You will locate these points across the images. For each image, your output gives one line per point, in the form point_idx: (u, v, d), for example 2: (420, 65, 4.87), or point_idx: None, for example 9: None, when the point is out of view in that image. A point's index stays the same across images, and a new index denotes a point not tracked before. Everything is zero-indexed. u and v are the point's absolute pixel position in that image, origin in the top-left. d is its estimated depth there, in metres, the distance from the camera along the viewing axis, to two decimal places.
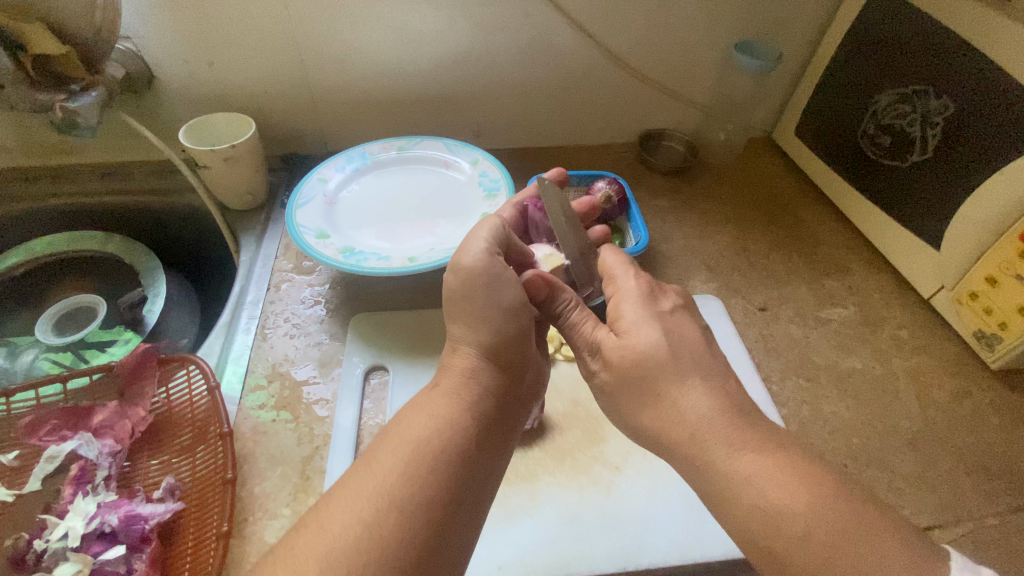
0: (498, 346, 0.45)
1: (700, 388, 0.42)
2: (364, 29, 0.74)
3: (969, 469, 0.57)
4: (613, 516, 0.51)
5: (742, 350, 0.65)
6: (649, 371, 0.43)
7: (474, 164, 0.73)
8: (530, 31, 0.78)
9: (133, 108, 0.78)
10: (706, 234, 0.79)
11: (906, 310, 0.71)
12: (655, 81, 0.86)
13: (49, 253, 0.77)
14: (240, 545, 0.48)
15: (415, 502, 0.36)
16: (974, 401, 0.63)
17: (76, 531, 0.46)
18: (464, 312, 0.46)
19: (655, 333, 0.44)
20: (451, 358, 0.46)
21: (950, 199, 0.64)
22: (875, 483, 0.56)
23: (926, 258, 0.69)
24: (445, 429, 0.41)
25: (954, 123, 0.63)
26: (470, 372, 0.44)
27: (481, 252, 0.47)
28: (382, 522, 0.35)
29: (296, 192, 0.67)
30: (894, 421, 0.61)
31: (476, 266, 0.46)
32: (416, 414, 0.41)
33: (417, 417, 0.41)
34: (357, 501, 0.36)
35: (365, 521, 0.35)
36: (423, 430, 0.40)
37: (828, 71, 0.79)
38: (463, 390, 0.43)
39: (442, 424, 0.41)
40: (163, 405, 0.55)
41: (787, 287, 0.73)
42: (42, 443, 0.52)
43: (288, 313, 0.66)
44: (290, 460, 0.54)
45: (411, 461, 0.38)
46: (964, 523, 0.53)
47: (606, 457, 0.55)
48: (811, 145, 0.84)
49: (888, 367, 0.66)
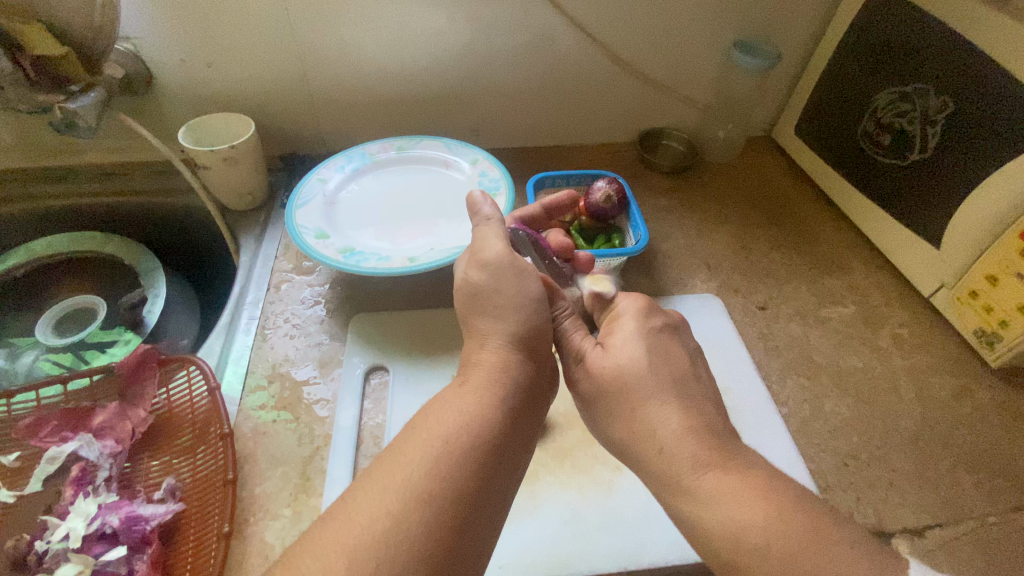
0: (519, 339, 0.45)
1: (681, 398, 0.42)
2: (364, 29, 0.74)
3: (970, 468, 0.57)
4: (612, 516, 0.51)
5: (742, 349, 0.65)
6: (636, 382, 0.43)
7: (474, 164, 0.73)
8: (530, 31, 0.78)
9: (132, 107, 0.78)
10: (706, 233, 0.79)
11: (907, 309, 0.72)
12: (655, 80, 0.86)
13: (48, 254, 0.76)
14: (241, 546, 0.48)
15: (436, 498, 0.35)
16: (974, 399, 0.63)
17: (77, 532, 0.45)
18: (488, 307, 0.46)
19: (637, 350, 0.45)
20: (479, 354, 0.44)
21: (950, 198, 0.64)
22: (875, 482, 0.56)
23: (927, 256, 0.69)
24: (468, 428, 0.39)
25: (954, 121, 0.63)
26: (501, 366, 0.43)
27: (502, 247, 0.48)
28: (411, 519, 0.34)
29: (295, 193, 0.67)
30: (894, 420, 0.61)
31: (497, 258, 0.47)
32: (442, 409, 0.40)
33: (444, 411, 0.40)
34: (385, 493, 0.35)
35: (392, 516, 0.34)
36: (452, 424, 0.38)
37: (828, 69, 0.79)
38: (487, 385, 0.42)
39: (471, 418, 0.39)
40: (164, 405, 0.55)
41: (788, 285, 0.73)
42: (42, 444, 0.52)
43: (288, 314, 0.66)
44: (291, 461, 0.54)
45: (433, 460, 0.36)
46: (964, 522, 0.53)
47: (606, 457, 0.55)
48: (810, 143, 0.84)
49: (888, 366, 0.66)
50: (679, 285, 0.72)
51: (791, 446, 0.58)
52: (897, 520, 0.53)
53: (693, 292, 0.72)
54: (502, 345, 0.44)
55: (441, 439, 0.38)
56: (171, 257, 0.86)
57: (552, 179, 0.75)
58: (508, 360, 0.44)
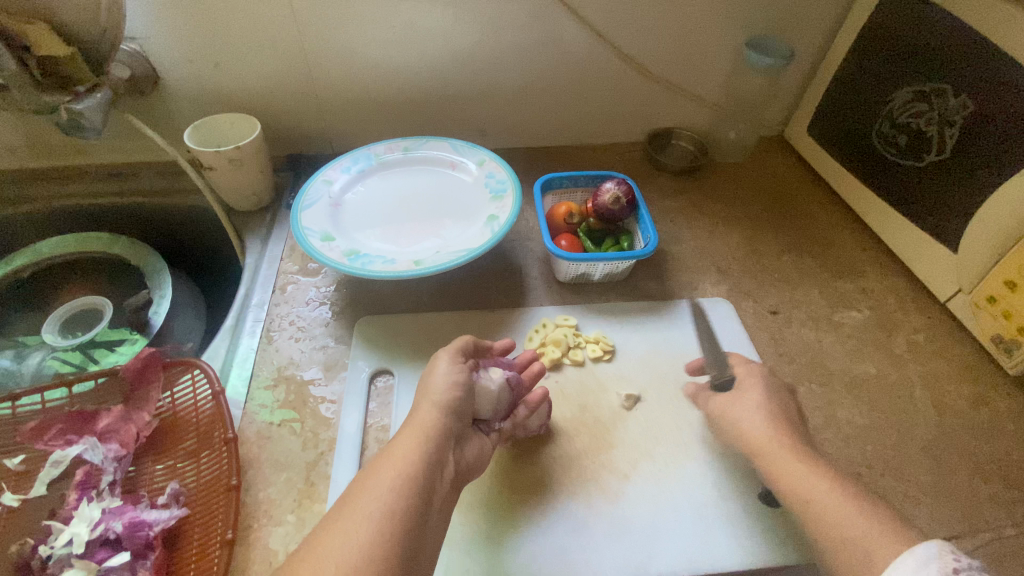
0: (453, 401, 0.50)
1: None
2: (369, 28, 0.73)
3: (987, 478, 0.56)
4: (619, 525, 0.50)
5: (753, 355, 0.64)
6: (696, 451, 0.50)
7: (481, 165, 0.72)
8: (538, 30, 0.77)
9: (138, 108, 0.77)
10: (716, 236, 0.78)
11: (922, 314, 0.70)
12: (665, 80, 0.84)
13: (55, 255, 0.76)
14: (244, 551, 0.48)
15: (397, 537, 0.40)
16: (991, 408, 0.61)
17: (81, 538, 0.45)
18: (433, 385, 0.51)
19: None
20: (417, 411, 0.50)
21: (968, 200, 0.63)
22: (889, 492, 0.55)
23: (944, 260, 0.67)
24: (411, 472, 0.44)
25: (972, 121, 0.61)
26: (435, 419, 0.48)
27: (448, 361, 0.53)
28: (379, 554, 0.39)
29: (301, 195, 0.66)
30: (909, 428, 0.59)
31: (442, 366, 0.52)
32: (389, 457, 0.45)
33: (390, 459, 0.45)
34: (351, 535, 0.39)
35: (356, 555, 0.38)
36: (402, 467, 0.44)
37: (842, 68, 0.77)
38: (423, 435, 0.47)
39: (410, 466, 0.44)
40: (168, 409, 0.55)
41: (800, 289, 0.72)
42: (48, 447, 0.52)
43: (293, 316, 0.66)
44: (295, 466, 0.53)
45: (388, 500, 0.42)
46: (980, 534, 0.52)
47: (615, 465, 0.54)
48: (824, 144, 0.83)
49: (904, 373, 0.64)
50: (688, 289, 0.71)
51: None
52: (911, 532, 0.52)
53: (703, 296, 0.70)
54: (437, 400, 0.50)
55: (398, 481, 0.43)
56: (177, 258, 0.86)
57: (559, 180, 0.74)
58: (443, 413, 0.49)
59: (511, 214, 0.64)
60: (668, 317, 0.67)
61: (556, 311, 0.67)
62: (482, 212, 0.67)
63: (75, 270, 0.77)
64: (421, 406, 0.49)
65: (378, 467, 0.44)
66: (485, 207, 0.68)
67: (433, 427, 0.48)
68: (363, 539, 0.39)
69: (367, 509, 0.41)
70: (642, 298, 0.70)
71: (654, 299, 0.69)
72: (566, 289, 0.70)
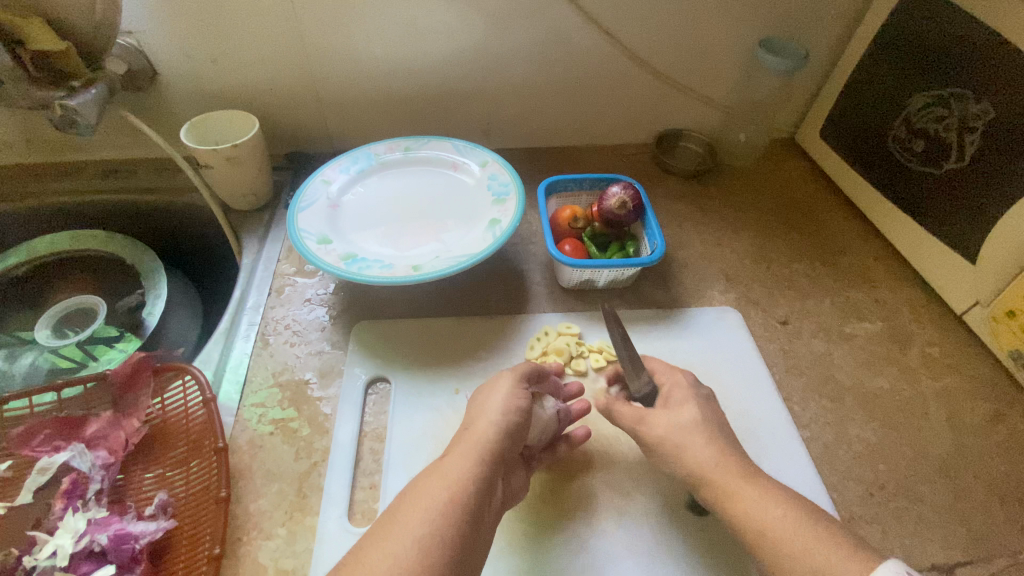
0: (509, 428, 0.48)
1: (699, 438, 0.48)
2: (370, 24, 0.72)
3: (1004, 500, 0.54)
4: (619, 546, 0.49)
5: (761, 367, 0.62)
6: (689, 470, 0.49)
7: (484, 167, 0.70)
8: (544, 28, 0.75)
9: (135, 104, 0.76)
10: (725, 242, 0.76)
11: (937, 326, 0.68)
12: (675, 80, 0.82)
13: (50, 253, 0.75)
14: (233, 566, 0.47)
15: (445, 560, 0.39)
16: (1008, 426, 0.59)
17: (65, 550, 0.44)
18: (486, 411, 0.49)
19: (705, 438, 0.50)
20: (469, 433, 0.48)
21: (986, 210, 0.60)
22: (902, 514, 0.53)
23: (960, 271, 0.65)
24: (463, 494, 0.43)
25: (994, 128, 0.59)
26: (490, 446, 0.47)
27: (507, 388, 0.51)
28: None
29: (298, 196, 0.65)
30: (922, 446, 0.57)
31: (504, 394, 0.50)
32: (432, 477, 0.44)
33: (433, 479, 0.44)
34: (395, 560, 0.37)
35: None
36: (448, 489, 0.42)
37: (857, 70, 0.75)
38: (476, 459, 0.45)
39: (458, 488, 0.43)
40: (158, 415, 0.54)
41: (810, 299, 0.70)
42: (34, 454, 0.51)
43: (290, 320, 0.64)
44: (287, 476, 0.52)
45: (440, 519, 0.40)
46: (996, 559, 0.50)
47: (617, 481, 0.53)
48: (838, 148, 0.80)
49: (917, 388, 0.62)
50: (696, 297, 0.69)
51: (812, 474, 0.54)
52: (924, 556, 0.50)
53: (711, 305, 0.68)
54: (494, 419, 0.48)
55: (443, 503, 0.41)
56: (174, 256, 0.84)
57: (564, 183, 0.72)
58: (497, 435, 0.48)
59: (514, 218, 0.62)
60: (674, 327, 0.65)
61: (557, 319, 0.65)
62: (484, 216, 0.65)
63: (70, 269, 0.76)
64: (477, 424, 0.48)
65: (429, 484, 0.43)
66: (487, 211, 0.66)
67: (486, 452, 0.46)
68: (411, 562, 0.37)
69: (416, 531, 0.39)
70: (648, 306, 0.68)
71: (660, 307, 0.67)
72: (570, 296, 0.68)
